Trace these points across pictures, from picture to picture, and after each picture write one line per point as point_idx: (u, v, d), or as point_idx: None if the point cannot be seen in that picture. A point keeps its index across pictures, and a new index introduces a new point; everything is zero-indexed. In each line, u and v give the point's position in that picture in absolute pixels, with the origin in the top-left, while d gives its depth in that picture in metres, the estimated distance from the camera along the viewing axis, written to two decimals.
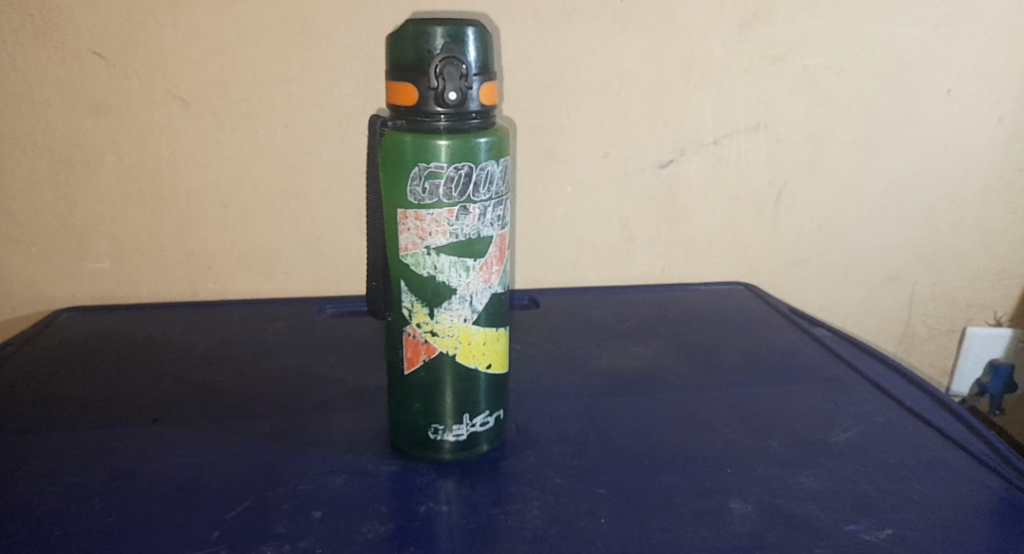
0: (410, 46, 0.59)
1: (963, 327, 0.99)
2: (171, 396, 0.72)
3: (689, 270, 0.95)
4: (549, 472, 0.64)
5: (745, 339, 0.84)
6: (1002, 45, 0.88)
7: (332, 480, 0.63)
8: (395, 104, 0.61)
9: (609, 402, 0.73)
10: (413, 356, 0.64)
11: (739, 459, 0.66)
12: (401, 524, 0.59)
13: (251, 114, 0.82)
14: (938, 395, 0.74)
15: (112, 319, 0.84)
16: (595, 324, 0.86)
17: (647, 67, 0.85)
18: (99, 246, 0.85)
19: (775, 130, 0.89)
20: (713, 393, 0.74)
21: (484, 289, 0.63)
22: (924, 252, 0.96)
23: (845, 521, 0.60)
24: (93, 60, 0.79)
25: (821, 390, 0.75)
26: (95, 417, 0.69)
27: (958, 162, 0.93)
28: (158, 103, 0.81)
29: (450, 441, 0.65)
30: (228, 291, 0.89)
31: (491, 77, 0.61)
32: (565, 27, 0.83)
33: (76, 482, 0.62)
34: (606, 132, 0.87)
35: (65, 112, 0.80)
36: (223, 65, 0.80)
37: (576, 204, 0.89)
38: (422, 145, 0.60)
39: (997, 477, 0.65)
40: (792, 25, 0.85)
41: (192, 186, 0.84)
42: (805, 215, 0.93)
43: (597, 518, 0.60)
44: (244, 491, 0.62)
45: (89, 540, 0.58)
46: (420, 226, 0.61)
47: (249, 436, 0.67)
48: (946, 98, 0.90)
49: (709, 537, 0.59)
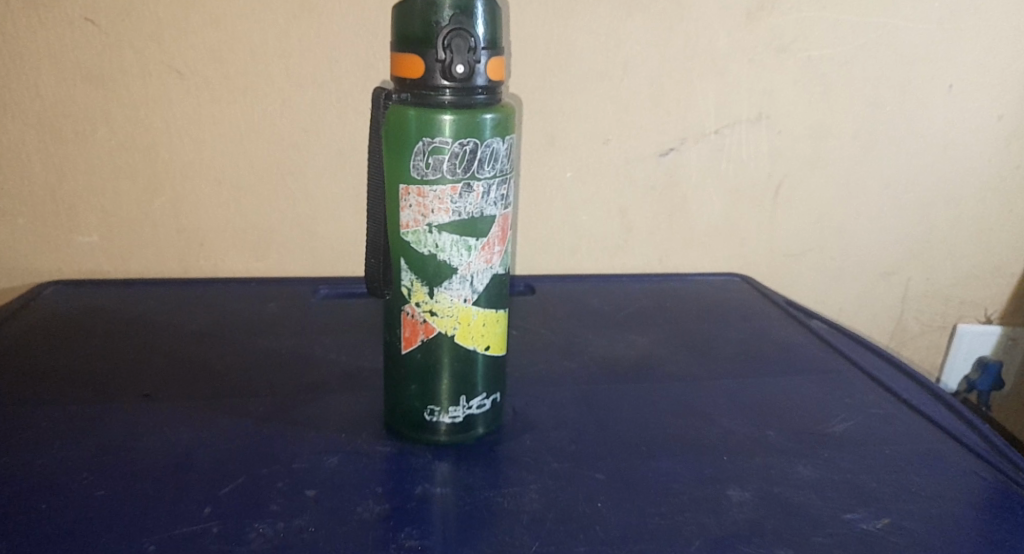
0: (417, 17, 0.58)
1: (954, 324, 0.99)
2: (162, 373, 0.71)
3: (685, 260, 0.94)
4: (546, 457, 0.64)
5: (742, 330, 0.83)
6: (1005, 43, 0.88)
7: (326, 459, 0.62)
8: (400, 77, 0.60)
9: (605, 389, 0.72)
10: (411, 336, 0.63)
11: (737, 449, 0.65)
12: (397, 505, 0.59)
13: (246, 89, 0.81)
14: (935, 389, 0.73)
15: (102, 295, 0.83)
16: (592, 311, 0.85)
17: (650, 55, 0.84)
18: (88, 220, 0.84)
19: (777, 122, 0.88)
20: (709, 383, 0.74)
21: (484, 270, 0.62)
22: (920, 249, 0.96)
23: (844, 510, 0.60)
24: (85, 27, 0.77)
25: (818, 382, 0.75)
26: (84, 393, 0.68)
27: (957, 159, 0.92)
28: (152, 74, 0.80)
29: (446, 422, 0.64)
30: (220, 269, 0.88)
31: (499, 53, 0.60)
32: (570, 10, 0.82)
33: (64, 456, 0.61)
34: (608, 119, 0.86)
35: (55, 80, 0.79)
36: (221, 38, 0.79)
37: (575, 192, 0.89)
38: (426, 119, 0.59)
39: (993, 470, 0.64)
40: (798, 16, 0.85)
41: (186, 161, 0.83)
42: (805, 209, 0.93)
43: (596, 504, 0.59)
44: (236, 469, 0.61)
45: (77, 514, 0.57)
46: (422, 202, 0.60)
47: (240, 415, 0.67)
48: (947, 94, 0.89)
49: (708, 523, 0.58)
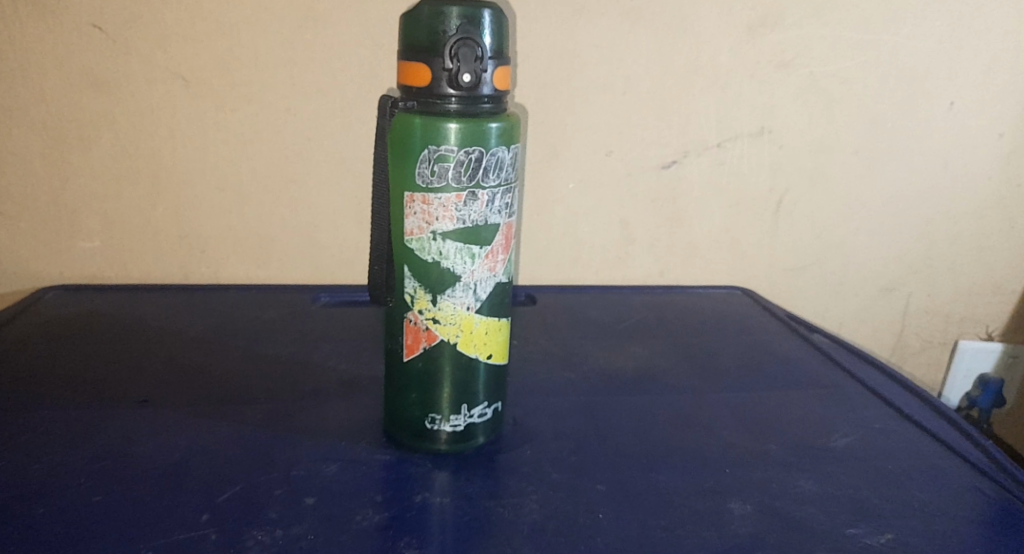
0: (424, 24, 0.59)
1: (954, 341, 0.99)
2: (161, 378, 0.71)
3: (687, 273, 0.94)
4: (546, 467, 0.63)
5: (744, 343, 0.83)
6: (1005, 61, 0.88)
7: (325, 467, 0.62)
8: (406, 85, 0.60)
9: (607, 400, 0.72)
10: (413, 344, 0.63)
11: (737, 461, 0.65)
12: (395, 514, 0.59)
13: (251, 96, 0.81)
14: (935, 404, 0.73)
15: (102, 300, 0.83)
16: (593, 323, 0.85)
17: (652, 69, 0.85)
18: (90, 225, 0.84)
19: (779, 136, 0.89)
20: (710, 396, 0.74)
21: (488, 278, 0.62)
22: (920, 265, 0.96)
23: (846, 525, 0.60)
24: (91, 33, 0.78)
25: (819, 396, 0.74)
26: (82, 397, 0.68)
27: (957, 176, 0.92)
28: (157, 80, 0.80)
29: (447, 431, 0.64)
30: (221, 276, 0.87)
31: (505, 62, 0.61)
32: (573, 23, 0.82)
33: (61, 460, 0.61)
34: (610, 131, 0.86)
35: (59, 85, 0.79)
36: (226, 45, 0.79)
37: (578, 203, 0.89)
38: (432, 127, 0.59)
39: (995, 485, 0.64)
40: (799, 32, 0.85)
41: (188, 168, 0.83)
42: (806, 223, 0.93)
43: (596, 515, 0.59)
44: (235, 476, 0.61)
45: (73, 519, 0.57)
46: (427, 210, 0.60)
47: (239, 422, 0.66)
48: (948, 111, 0.90)
49: (709, 536, 0.58)
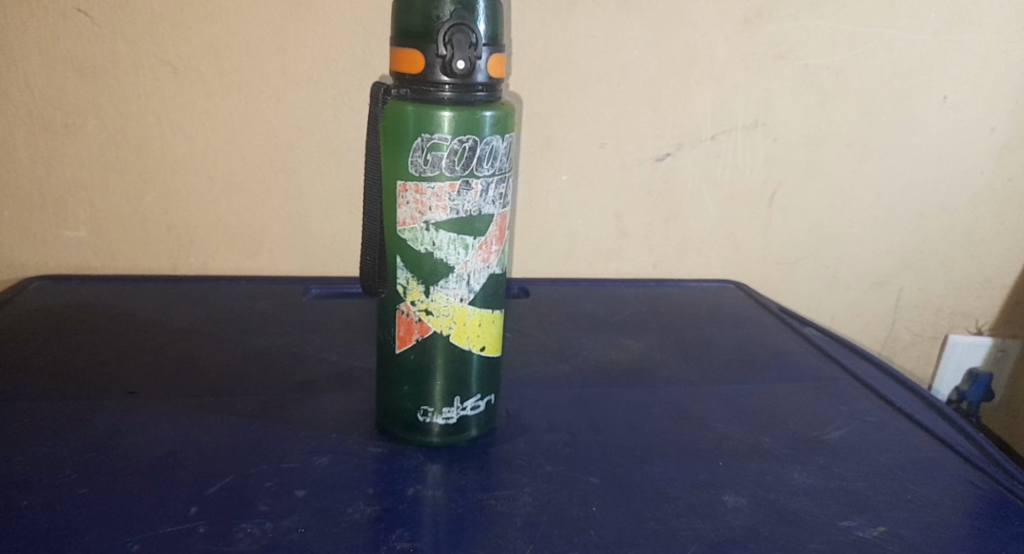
0: (418, 10, 0.58)
1: (945, 334, 0.99)
2: (150, 370, 0.70)
3: (679, 266, 0.94)
4: (539, 460, 0.63)
5: (738, 336, 0.83)
6: (999, 55, 0.88)
7: (316, 460, 0.62)
8: (400, 72, 0.60)
9: (600, 393, 0.71)
10: (406, 335, 0.63)
11: (732, 454, 0.65)
12: (388, 507, 0.58)
13: (240, 84, 0.80)
14: (928, 398, 0.73)
15: (89, 290, 0.82)
16: (586, 316, 0.85)
17: (648, 60, 0.84)
18: (76, 214, 0.83)
19: (774, 129, 0.88)
20: (703, 389, 0.73)
21: (481, 269, 0.62)
22: (912, 259, 0.96)
23: (840, 517, 0.59)
24: (78, 18, 0.77)
25: (812, 389, 0.74)
26: (69, 388, 0.67)
27: (951, 170, 0.92)
28: (145, 67, 0.79)
29: (439, 424, 0.63)
30: (210, 267, 0.87)
31: (500, 50, 0.60)
32: (568, 13, 0.81)
33: (48, 453, 0.61)
34: (604, 123, 0.86)
35: (45, 71, 0.78)
36: (216, 32, 0.78)
37: (571, 195, 0.88)
38: (426, 115, 0.59)
39: (988, 478, 0.64)
40: (796, 24, 0.84)
41: (177, 157, 0.82)
42: (800, 216, 0.92)
43: (590, 507, 0.59)
44: (224, 468, 0.60)
45: (59, 511, 0.56)
46: (420, 199, 0.60)
47: (228, 414, 0.66)
48: (942, 105, 0.89)
49: (704, 528, 0.58)
